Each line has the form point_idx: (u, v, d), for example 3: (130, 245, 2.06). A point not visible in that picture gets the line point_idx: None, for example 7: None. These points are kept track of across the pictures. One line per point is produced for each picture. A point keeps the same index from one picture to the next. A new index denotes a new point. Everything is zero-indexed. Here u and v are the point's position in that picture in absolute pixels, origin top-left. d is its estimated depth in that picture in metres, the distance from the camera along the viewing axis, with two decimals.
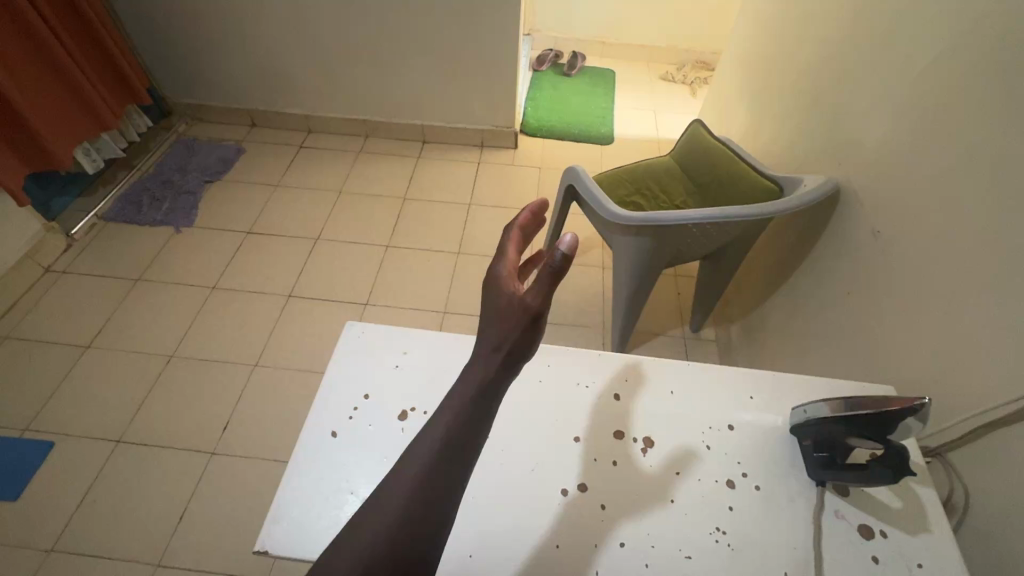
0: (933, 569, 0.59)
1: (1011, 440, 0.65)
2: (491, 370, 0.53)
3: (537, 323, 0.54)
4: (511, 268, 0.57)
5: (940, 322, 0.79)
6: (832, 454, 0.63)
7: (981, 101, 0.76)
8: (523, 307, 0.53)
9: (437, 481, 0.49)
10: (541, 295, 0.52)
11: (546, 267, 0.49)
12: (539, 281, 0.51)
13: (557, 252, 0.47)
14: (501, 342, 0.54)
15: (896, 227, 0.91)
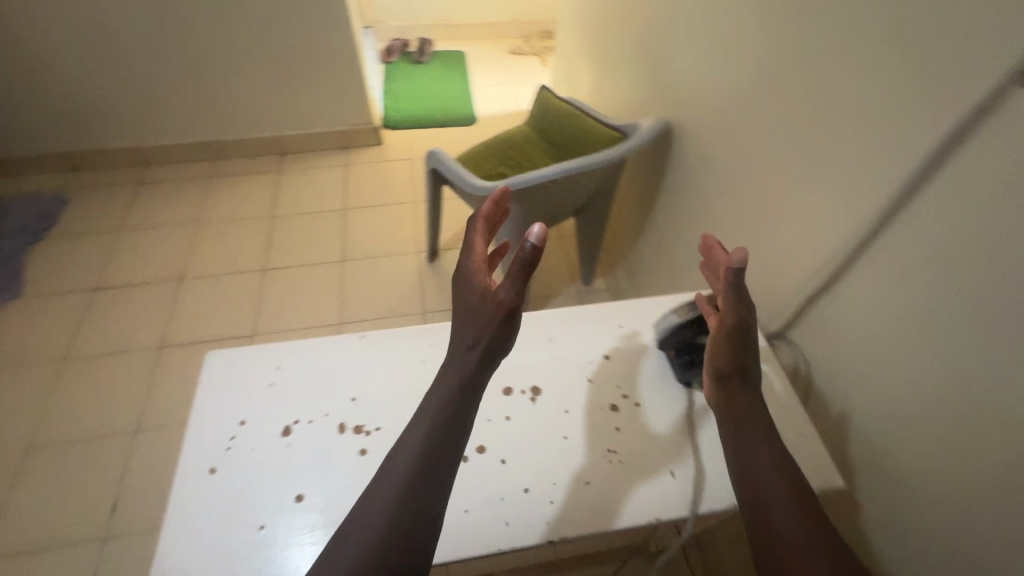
0: (787, 430, 0.69)
1: (829, 307, 0.77)
2: (469, 367, 0.62)
3: (512, 317, 0.62)
4: (482, 263, 0.65)
5: (766, 227, 0.90)
6: (691, 356, 0.72)
7: (762, 28, 0.88)
8: (498, 301, 0.62)
9: (425, 482, 0.55)
10: (514, 291, 0.61)
11: (519, 259, 0.58)
12: (512, 278, 0.60)
13: (528, 243, 0.57)
14: (478, 339, 0.62)
15: (719, 151, 1.03)
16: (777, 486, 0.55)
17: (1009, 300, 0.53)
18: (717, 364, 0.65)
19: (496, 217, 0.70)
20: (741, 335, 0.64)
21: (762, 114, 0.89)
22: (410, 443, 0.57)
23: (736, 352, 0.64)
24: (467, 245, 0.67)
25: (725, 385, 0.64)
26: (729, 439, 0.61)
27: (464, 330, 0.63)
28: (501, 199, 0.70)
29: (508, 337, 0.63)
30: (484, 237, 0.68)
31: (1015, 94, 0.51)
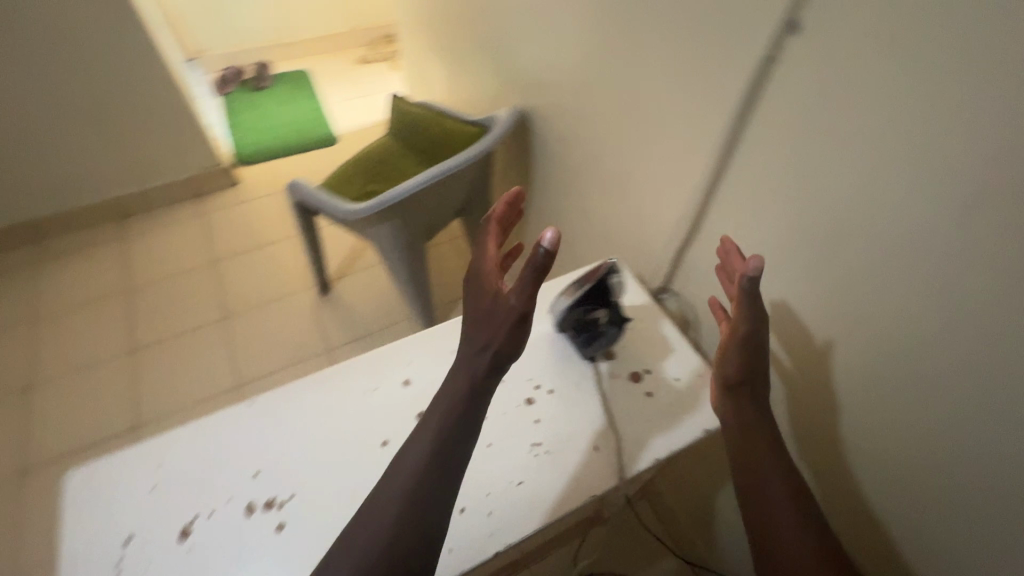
0: (686, 376, 0.75)
1: (697, 253, 0.84)
2: (479, 372, 0.60)
3: (524, 322, 0.58)
4: (493, 266, 0.62)
5: (629, 192, 0.96)
6: (586, 334, 0.74)
7: (579, 7, 0.92)
8: (509, 308, 0.58)
9: (434, 483, 0.56)
10: (525, 298, 0.56)
11: (529, 266, 0.53)
12: (521, 283, 0.55)
13: (539, 248, 0.52)
14: (489, 344, 0.59)
15: (572, 129, 1.07)
16: (781, 505, 0.58)
17: (827, 216, 0.61)
18: (724, 372, 0.68)
19: (511, 216, 0.67)
20: (751, 343, 0.66)
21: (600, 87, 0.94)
22: (418, 449, 0.57)
23: (744, 359, 0.66)
24: (478, 247, 0.64)
25: (733, 392, 0.67)
26: (735, 453, 0.63)
27: (473, 336, 0.61)
28: (515, 199, 0.66)
29: (520, 343, 0.60)
30: (497, 238, 0.66)
31: (787, 42, 0.59)
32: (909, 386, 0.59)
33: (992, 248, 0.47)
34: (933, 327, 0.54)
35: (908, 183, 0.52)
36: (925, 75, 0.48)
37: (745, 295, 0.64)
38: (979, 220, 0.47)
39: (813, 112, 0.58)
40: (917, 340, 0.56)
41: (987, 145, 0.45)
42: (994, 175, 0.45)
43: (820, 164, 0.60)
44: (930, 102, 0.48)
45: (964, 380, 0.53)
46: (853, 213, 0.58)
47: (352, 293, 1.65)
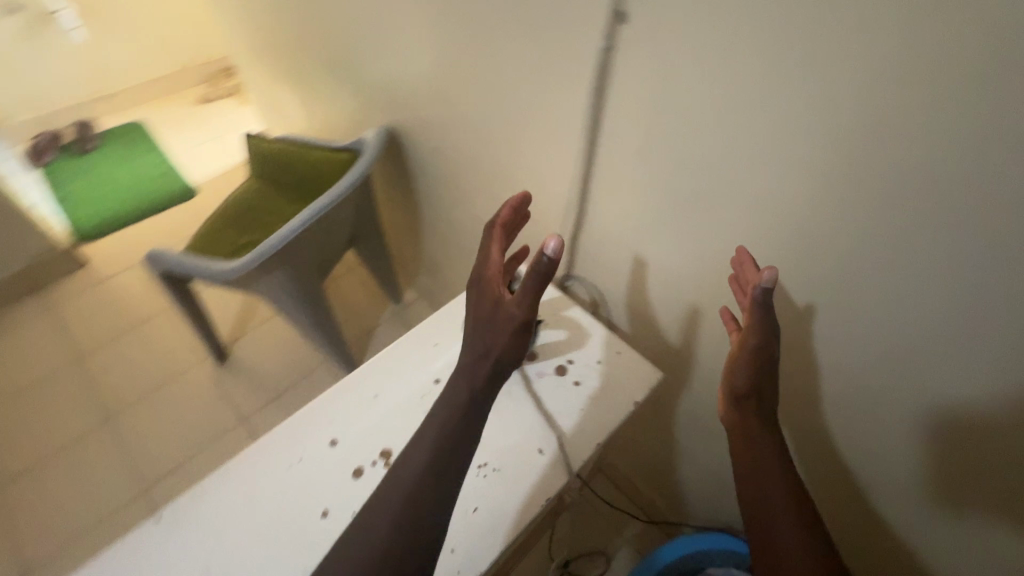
0: (606, 356, 0.78)
1: (589, 238, 0.88)
2: (480, 377, 0.62)
3: (523, 330, 0.64)
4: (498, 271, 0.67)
5: (512, 192, 0.97)
6: None
7: (419, 20, 0.90)
8: (511, 314, 0.62)
9: (429, 487, 0.55)
10: (528, 304, 0.62)
11: (534, 272, 0.59)
12: (526, 289, 0.61)
13: (543, 256, 0.58)
14: (491, 347, 0.63)
15: (443, 140, 1.06)
16: (784, 519, 0.60)
17: (692, 181, 0.66)
18: (734, 384, 0.64)
19: (514, 222, 0.72)
20: (763, 357, 0.62)
21: (459, 94, 0.93)
22: (422, 455, 0.57)
23: (752, 373, 0.63)
24: (484, 252, 0.69)
25: (741, 404, 0.64)
26: (740, 462, 0.63)
27: (474, 340, 0.64)
28: (518, 205, 0.71)
29: (519, 348, 0.65)
30: (500, 244, 0.71)
31: (619, 33, 0.62)
32: (798, 311, 0.66)
33: (827, 183, 0.54)
34: (802, 257, 0.61)
35: (748, 141, 0.57)
36: (735, 45, 0.52)
37: (756, 307, 0.60)
38: (812, 161, 0.53)
39: (655, 90, 0.62)
40: (793, 270, 0.63)
41: (799, 99, 0.51)
42: (811, 123, 0.51)
43: (673, 137, 0.64)
44: (746, 67, 0.52)
45: (837, 295, 0.60)
46: (712, 175, 0.63)
47: (254, 353, 1.52)
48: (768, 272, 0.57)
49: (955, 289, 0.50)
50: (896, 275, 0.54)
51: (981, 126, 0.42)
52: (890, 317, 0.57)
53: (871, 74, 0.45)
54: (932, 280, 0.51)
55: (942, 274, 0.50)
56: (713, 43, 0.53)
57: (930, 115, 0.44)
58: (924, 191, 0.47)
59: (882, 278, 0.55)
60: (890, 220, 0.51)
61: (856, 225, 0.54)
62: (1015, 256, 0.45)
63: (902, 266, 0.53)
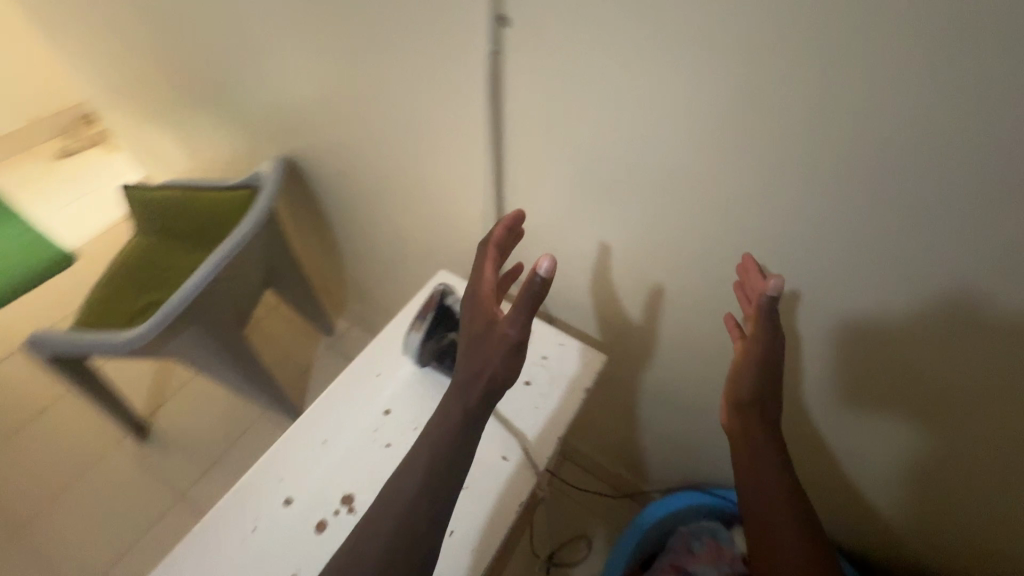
0: (550, 350, 0.79)
1: (512, 238, 0.88)
2: (473, 401, 0.58)
3: (517, 355, 0.59)
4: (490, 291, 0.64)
5: (428, 205, 0.95)
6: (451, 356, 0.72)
7: (298, 44, 0.86)
8: (504, 335, 0.58)
9: (430, 497, 0.55)
10: (521, 325, 0.58)
11: (529, 290, 0.56)
12: (520, 310, 0.57)
13: (538, 276, 0.56)
14: (483, 370, 0.58)
15: (347, 163, 1.02)
16: (789, 534, 0.62)
17: (599, 165, 0.68)
18: (740, 391, 0.65)
19: (510, 241, 0.70)
20: (769, 366, 0.64)
21: (354, 111, 0.90)
22: (412, 482, 0.56)
23: (758, 385, 0.64)
24: (477, 272, 0.67)
25: (744, 412, 0.65)
26: (745, 471, 0.65)
27: (466, 361, 0.60)
28: (513, 225, 0.69)
29: (514, 376, 0.59)
30: (493, 264, 0.68)
31: (504, 36, 0.63)
32: (715, 272, 0.70)
33: (718, 148, 0.58)
34: (709, 220, 0.65)
35: (643, 120, 0.60)
36: (616, 29, 0.54)
37: (761, 316, 0.61)
38: (702, 130, 0.57)
39: (551, 82, 0.63)
40: (702, 234, 0.67)
41: (682, 80, 0.54)
42: (696, 94, 0.55)
43: (575, 125, 0.66)
44: (630, 49, 0.55)
45: (744, 249, 0.65)
46: (616, 156, 0.66)
47: (179, 422, 1.38)
48: (774, 283, 0.60)
49: (840, 226, 0.56)
50: (791, 222, 0.59)
51: (837, 77, 0.47)
52: (791, 261, 0.63)
53: (741, 43, 0.49)
54: (819, 221, 0.57)
55: (827, 213, 0.56)
56: (596, 31, 0.55)
57: (796, 83, 0.49)
58: (798, 149, 0.53)
59: (779, 227, 0.61)
60: (776, 173, 0.56)
61: (749, 183, 0.59)
62: (884, 187, 0.51)
63: (794, 212, 0.58)
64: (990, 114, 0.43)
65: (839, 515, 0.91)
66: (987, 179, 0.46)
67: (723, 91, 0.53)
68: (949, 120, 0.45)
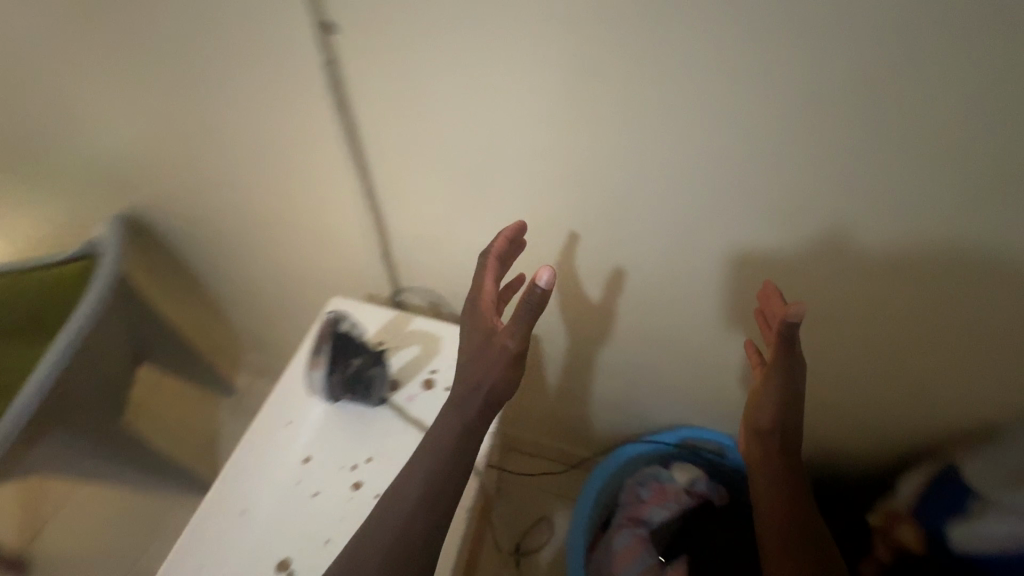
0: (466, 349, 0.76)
1: (400, 247, 0.86)
2: (470, 411, 0.58)
3: (517, 367, 0.58)
4: (490, 302, 0.63)
5: (303, 233, 0.89)
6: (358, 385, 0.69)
7: (107, 85, 0.76)
8: (503, 346, 0.58)
9: (431, 506, 0.55)
10: (521, 337, 0.57)
11: (527, 303, 0.56)
12: (518, 322, 0.57)
13: (537, 287, 0.56)
14: (482, 380, 0.58)
15: (201, 207, 0.92)
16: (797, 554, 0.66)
17: (464, 153, 0.68)
18: (759, 419, 0.68)
19: (512, 251, 0.68)
20: (786, 389, 0.64)
21: (192, 145, 0.81)
22: (416, 486, 0.56)
23: (782, 412, 0.66)
24: (477, 282, 0.66)
25: (764, 439, 0.69)
26: (761, 488, 0.70)
27: (465, 371, 0.60)
28: (515, 235, 0.67)
29: (512, 388, 0.59)
30: (495, 273, 0.66)
31: (338, 42, 0.61)
32: (595, 237, 0.73)
33: (567, 115, 0.60)
34: (576, 188, 0.68)
35: (494, 99, 0.61)
36: (446, 12, 0.55)
37: (784, 342, 0.61)
38: (548, 100, 0.59)
39: (396, 77, 0.62)
40: (575, 203, 0.70)
41: (520, 59, 0.57)
42: (535, 64, 0.57)
43: (430, 116, 0.65)
44: (464, 28, 0.56)
45: (613, 209, 0.69)
46: (477, 140, 0.66)
47: (63, 545, 1.17)
48: (795, 309, 0.57)
49: (685, 169, 0.61)
50: (646, 175, 0.63)
51: (653, 32, 0.51)
52: (654, 212, 0.67)
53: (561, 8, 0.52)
54: (668, 168, 0.62)
55: (671, 160, 0.61)
56: (428, 16, 0.56)
57: (621, 45, 0.53)
58: (636, 108, 0.57)
59: (637, 181, 0.64)
60: (622, 131, 0.60)
61: (601, 144, 0.62)
62: (711, 126, 0.57)
63: (646, 165, 0.62)
64: (773, 44, 0.49)
65: None
66: (785, 103, 0.53)
67: (559, 64, 0.56)
68: (745, 55, 0.51)
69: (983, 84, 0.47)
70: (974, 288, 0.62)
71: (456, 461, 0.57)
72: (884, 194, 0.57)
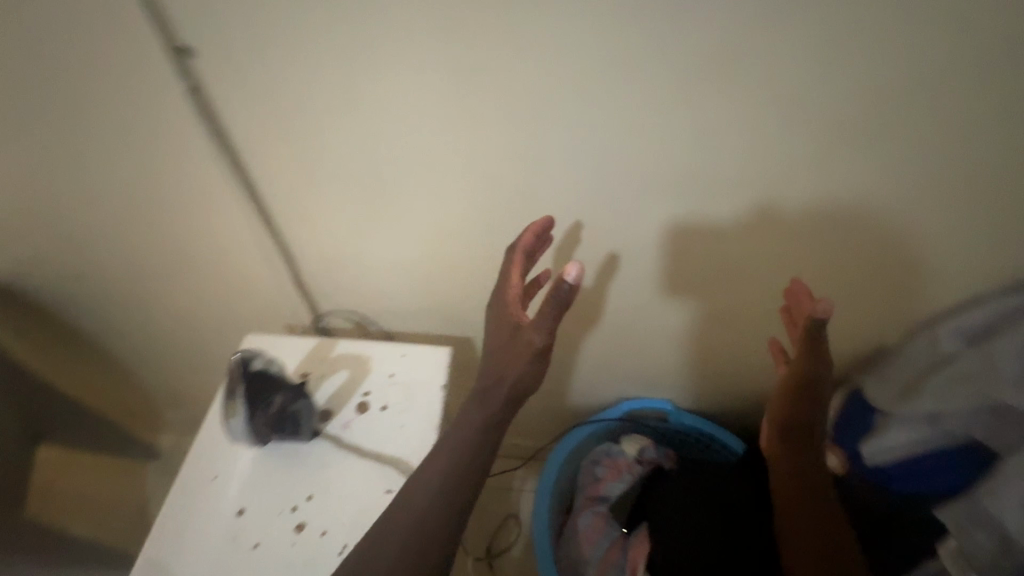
0: (397, 365, 0.75)
1: (313, 273, 0.83)
2: (494, 409, 0.57)
3: (543, 362, 0.57)
4: (516, 297, 0.61)
5: (206, 274, 0.84)
6: (282, 422, 0.65)
7: None
8: (530, 344, 0.56)
9: (446, 505, 0.53)
10: (547, 334, 0.55)
11: (553, 300, 0.53)
12: (545, 320, 0.54)
13: (564, 284, 0.53)
14: (507, 378, 0.56)
15: (82, 263, 0.84)
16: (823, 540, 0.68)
17: (358, 163, 0.67)
18: (783, 412, 0.73)
19: (539, 246, 0.66)
20: (808, 387, 0.70)
21: (55, 198, 0.74)
22: (434, 483, 0.54)
23: (808, 410, 0.72)
24: (504, 275, 0.64)
25: (788, 435, 0.73)
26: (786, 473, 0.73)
27: (491, 363, 0.59)
28: (543, 228, 0.65)
29: (537, 383, 0.57)
30: (523, 267, 0.64)
31: (201, 68, 0.58)
32: (508, 231, 0.74)
33: (451, 110, 0.61)
34: (477, 184, 0.68)
35: (374, 102, 0.60)
36: (306, 19, 0.54)
37: (809, 340, 0.68)
38: (428, 97, 0.59)
39: (268, 93, 0.60)
40: (479, 198, 0.70)
41: (397, 64, 0.57)
42: (409, 64, 0.57)
43: (314, 129, 0.63)
44: (329, 35, 0.55)
45: (517, 200, 0.70)
46: (367, 148, 0.65)
47: None
48: (823, 305, 0.65)
49: (573, 150, 0.63)
50: (540, 163, 0.65)
51: (519, 25, 0.53)
52: (555, 198, 0.69)
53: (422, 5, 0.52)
54: (557, 152, 0.64)
55: (558, 142, 0.63)
56: (287, 25, 0.54)
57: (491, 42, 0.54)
58: (519, 100, 0.59)
59: (532, 171, 0.66)
60: (512, 123, 0.61)
61: (491, 135, 0.63)
62: (586, 106, 0.59)
63: (538, 154, 0.64)
64: (632, 25, 0.52)
65: (695, 390, 1.05)
66: (647, 74, 0.56)
67: (436, 65, 0.57)
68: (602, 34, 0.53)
69: (808, 43, 0.52)
70: (856, 227, 0.68)
71: (478, 458, 0.55)
72: (749, 154, 0.62)
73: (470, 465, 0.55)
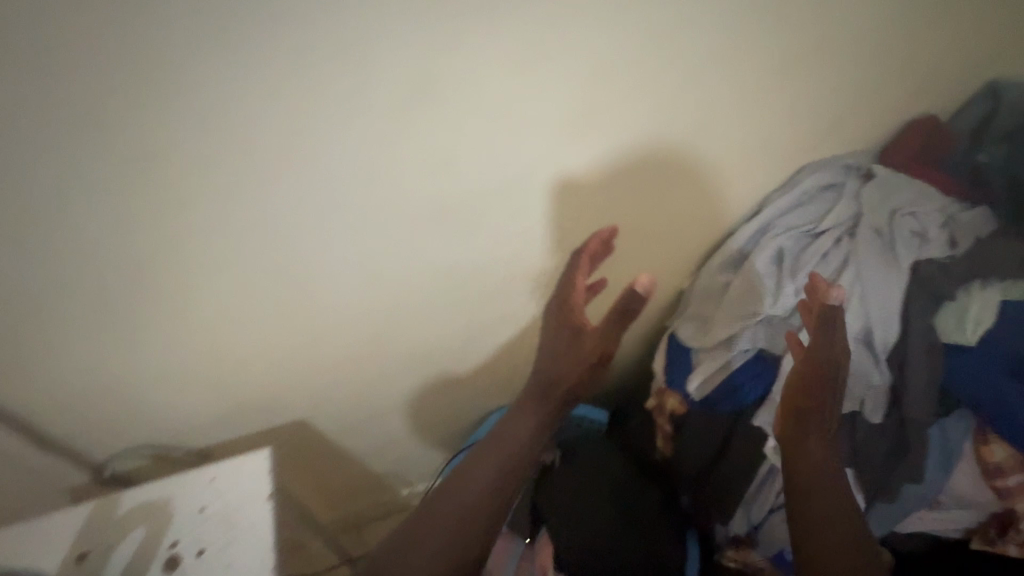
0: (207, 492, 0.64)
1: (67, 424, 0.67)
2: (539, 417, 0.69)
3: (595, 368, 0.71)
4: (580, 296, 0.73)
5: None
6: None
7: None
8: (593, 348, 0.70)
9: (504, 492, 0.63)
10: (615, 339, 0.70)
11: (628, 303, 0.67)
12: (617, 325, 0.69)
13: (639, 288, 0.66)
14: (565, 381, 0.70)
15: None
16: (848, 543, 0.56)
17: (42, 287, 0.53)
18: (797, 395, 0.65)
19: (598, 249, 0.75)
20: (824, 377, 0.64)
21: None
22: (486, 477, 0.63)
23: (821, 391, 0.65)
24: (570, 275, 0.75)
25: (802, 423, 0.65)
26: (796, 460, 0.64)
27: (547, 363, 0.72)
28: (608, 235, 0.74)
29: (582, 387, 0.72)
30: (586, 267, 0.75)
31: None
32: (291, 299, 0.67)
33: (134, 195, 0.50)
34: (219, 265, 0.59)
35: (20, 213, 0.47)
36: None
37: (823, 323, 0.66)
38: (97, 193, 0.48)
39: None
40: (230, 279, 0.61)
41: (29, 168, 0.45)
42: (41, 162, 0.45)
43: None
44: None
45: (276, 268, 0.62)
46: (39, 264, 0.51)
47: None
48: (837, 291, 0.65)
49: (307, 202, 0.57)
50: (286, 226, 0.59)
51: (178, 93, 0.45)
52: (315, 253, 0.63)
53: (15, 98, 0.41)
54: (292, 209, 0.57)
55: (288, 200, 0.56)
56: None
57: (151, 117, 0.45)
58: (223, 169, 0.51)
59: (282, 235, 0.59)
60: (233, 195, 0.54)
61: (205, 215, 0.54)
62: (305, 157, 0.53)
63: (279, 217, 0.57)
64: (315, 68, 0.47)
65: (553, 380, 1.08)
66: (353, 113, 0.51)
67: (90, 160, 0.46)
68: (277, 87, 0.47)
69: (493, 49, 0.52)
70: (620, 196, 0.75)
71: (524, 453, 0.66)
72: (489, 160, 0.62)
73: (520, 458, 0.66)
